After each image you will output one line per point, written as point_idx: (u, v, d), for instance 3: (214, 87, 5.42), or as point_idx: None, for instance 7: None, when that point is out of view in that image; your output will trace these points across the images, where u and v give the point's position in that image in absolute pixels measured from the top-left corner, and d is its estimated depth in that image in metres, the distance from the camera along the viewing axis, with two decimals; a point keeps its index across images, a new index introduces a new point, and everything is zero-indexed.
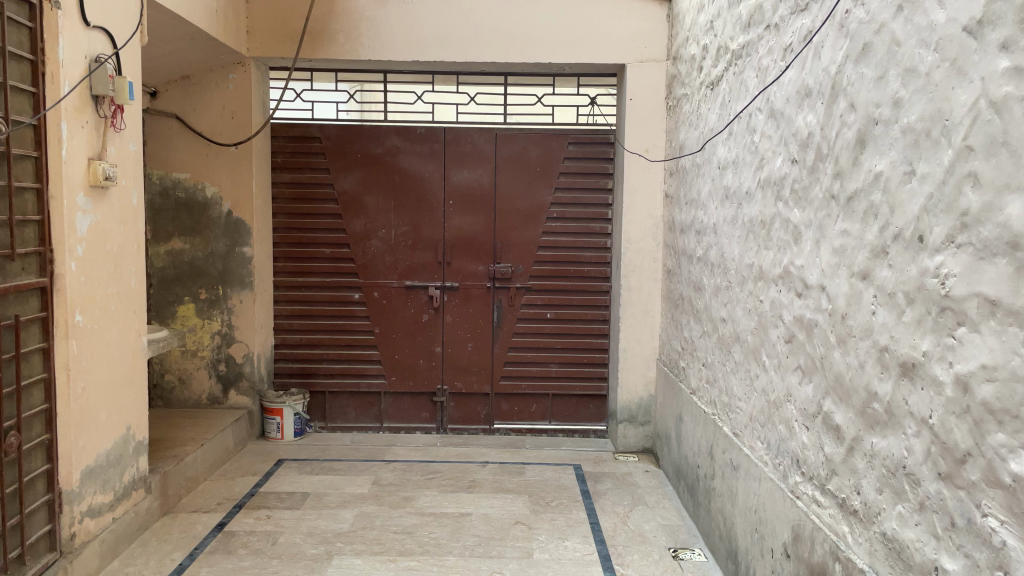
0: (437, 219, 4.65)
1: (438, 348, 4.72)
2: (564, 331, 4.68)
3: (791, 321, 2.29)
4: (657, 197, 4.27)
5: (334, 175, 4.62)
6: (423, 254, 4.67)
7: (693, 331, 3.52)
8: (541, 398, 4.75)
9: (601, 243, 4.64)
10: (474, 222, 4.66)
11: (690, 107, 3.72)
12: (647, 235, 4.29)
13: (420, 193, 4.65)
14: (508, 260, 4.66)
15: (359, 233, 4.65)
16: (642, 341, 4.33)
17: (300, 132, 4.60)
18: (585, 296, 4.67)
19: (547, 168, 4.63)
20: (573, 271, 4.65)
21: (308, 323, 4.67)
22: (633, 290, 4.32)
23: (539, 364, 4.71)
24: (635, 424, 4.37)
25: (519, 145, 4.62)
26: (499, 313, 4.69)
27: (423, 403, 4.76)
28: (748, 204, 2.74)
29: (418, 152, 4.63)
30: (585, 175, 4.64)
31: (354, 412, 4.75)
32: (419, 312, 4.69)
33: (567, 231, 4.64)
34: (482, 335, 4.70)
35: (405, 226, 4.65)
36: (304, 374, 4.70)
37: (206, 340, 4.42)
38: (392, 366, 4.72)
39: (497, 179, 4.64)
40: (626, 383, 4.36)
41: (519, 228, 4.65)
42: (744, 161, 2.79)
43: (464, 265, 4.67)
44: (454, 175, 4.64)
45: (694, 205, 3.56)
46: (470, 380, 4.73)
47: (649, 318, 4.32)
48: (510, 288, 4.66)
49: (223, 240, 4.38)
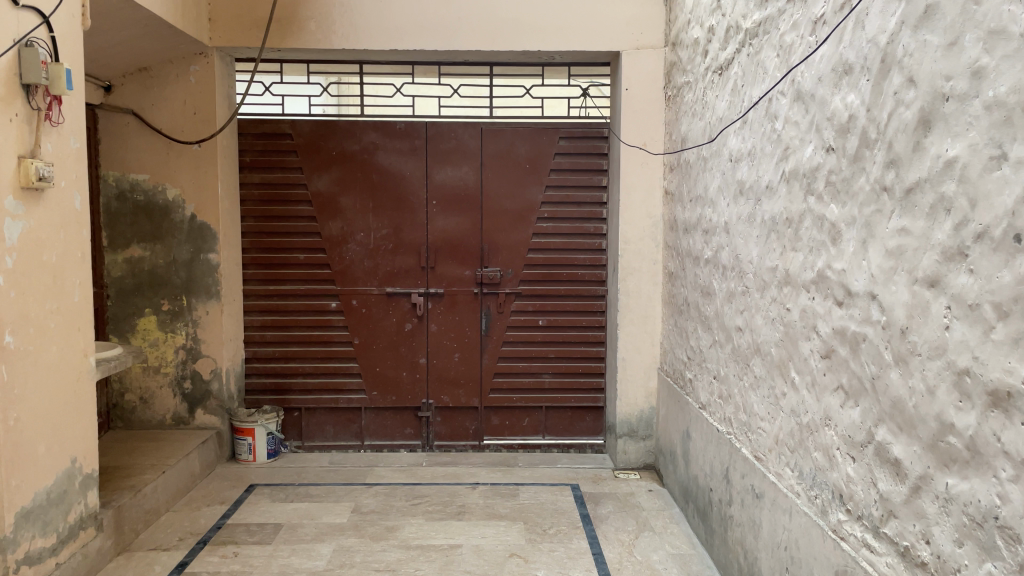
0: (419, 221, 4.33)
1: (422, 359, 4.39)
2: (557, 339, 4.37)
3: (829, 333, 1.99)
4: (656, 194, 3.96)
5: (308, 175, 4.29)
6: (405, 259, 4.34)
7: (701, 340, 3.22)
8: (533, 411, 4.43)
9: (596, 244, 4.33)
10: (459, 224, 4.33)
11: (693, 96, 3.43)
12: (646, 235, 3.99)
13: (401, 193, 4.32)
14: (496, 263, 4.34)
15: (336, 237, 4.32)
16: (642, 349, 4.03)
17: (270, 128, 4.26)
18: (579, 301, 4.36)
19: (536, 165, 4.32)
20: (566, 275, 4.34)
21: (282, 335, 4.33)
22: (632, 295, 4.01)
23: (531, 376, 4.40)
24: (636, 438, 4.07)
25: (507, 141, 4.31)
26: (487, 321, 4.36)
27: (407, 419, 4.43)
28: (768, 200, 2.44)
29: (398, 149, 4.30)
30: (578, 172, 4.33)
31: (332, 429, 4.41)
32: (401, 321, 4.37)
33: (559, 232, 4.33)
34: (469, 345, 4.38)
35: (385, 228, 4.32)
36: (279, 390, 4.36)
37: (170, 355, 4.07)
38: (374, 380, 4.39)
39: (483, 177, 4.32)
40: (626, 395, 4.05)
41: (508, 229, 4.34)
42: (763, 152, 2.49)
43: (449, 271, 4.34)
44: (438, 173, 4.31)
45: (700, 202, 3.26)
46: (457, 393, 4.40)
47: (649, 324, 4.02)
48: (499, 294, 4.34)
49: (186, 246, 4.03)
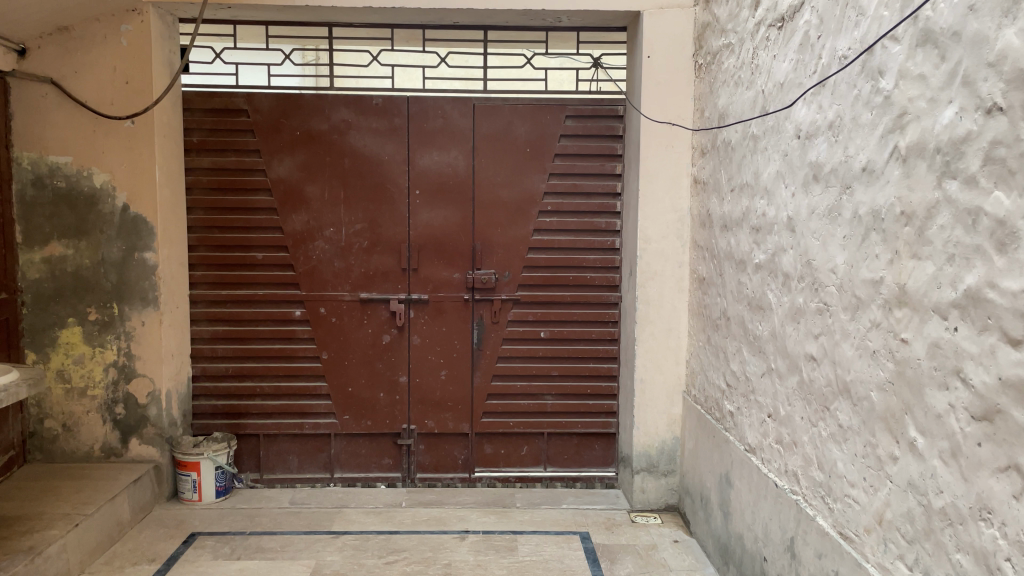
0: (399, 215, 3.65)
1: (403, 377, 3.72)
2: (562, 354, 3.70)
3: (991, 386, 1.34)
4: (683, 182, 3.30)
5: (267, 158, 3.60)
6: (383, 259, 3.66)
7: (748, 366, 2.57)
8: (533, 438, 3.76)
9: (608, 243, 3.67)
10: (447, 217, 3.66)
11: (735, 61, 2.77)
12: (670, 233, 3.32)
13: (378, 181, 3.64)
14: (490, 265, 3.67)
15: (300, 233, 3.64)
16: (664, 368, 3.37)
17: (222, 103, 3.57)
18: (588, 310, 3.70)
19: (538, 148, 3.65)
20: (573, 278, 3.67)
21: (237, 349, 3.66)
22: (652, 304, 3.35)
23: (530, 397, 3.74)
24: (656, 474, 3.41)
25: (503, 121, 3.63)
26: (480, 334, 3.70)
27: (385, 447, 3.76)
28: (864, 189, 1.79)
29: (374, 129, 3.61)
30: (587, 157, 3.66)
31: (296, 459, 3.74)
32: (378, 333, 3.69)
33: (565, 227, 3.67)
34: (458, 362, 3.71)
35: (359, 223, 3.65)
36: (233, 414, 3.69)
37: (98, 375, 3.38)
38: (345, 401, 3.71)
39: (475, 162, 3.65)
40: (644, 423, 3.39)
41: (504, 225, 3.67)
42: (857, 121, 1.83)
43: (435, 273, 3.67)
44: (421, 158, 3.64)
45: (747, 191, 2.60)
46: (444, 418, 3.73)
47: (673, 339, 3.36)
48: (494, 300, 3.67)
49: (118, 243, 3.35)
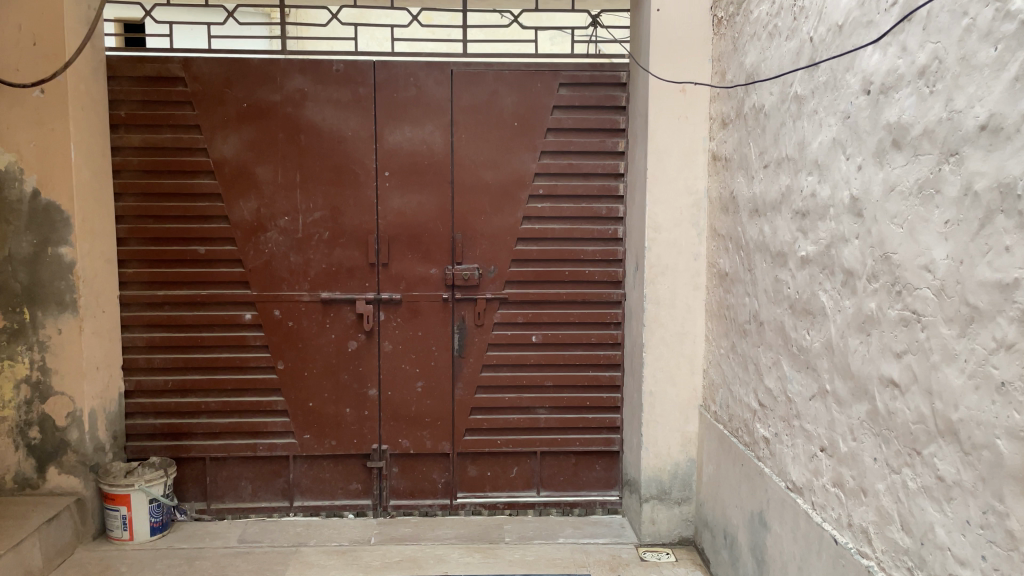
0: (365, 201, 3.12)
1: (372, 391, 3.19)
2: (556, 361, 3.20)
3: None
4: (698, 160, 2.79)
5: (209, 135, 3.07)
6: (347, 254, 3.13)
7: (791, 385, 2.07)
8: (524, 458, 3.26)
9: (609, 232, 3.16)
10: (422, 203, 3.13)
11: (768, 6, 2.25)
12: (684, 220, 2.81)
13: (340, 162, 3.10)
14: (473, 258, 3.15)
15: (250, 223, 3.11)
16: (677, 380, 2.86)
17: (155, 70, 3.04)
18: (587, 310, 3.19)
19: (528, 122, 3.12)
20: (569, 273, 3.16)
21: (177, 359, 3.13)
22: (663, 304, 2.84)
23: (520, 410, 3.23)
24: (668, 502, 2.91)
25: (486, 91, 3.10)
26: (461, 339, 3.18)
27: (353, 470, 3.23)
28: (984, 155, 1.28)
29: (335, 101, 3.08)
30: (585, 132, 3.14)
31: (248, 486, 3.21)
32: (342, 338, 3.16)
33: (560, 214, 3.15)
34: (436, 372, 3.19)
35: (319, 211, 3.11)
36: (174, 434, 3.16)
37: (7, 393, 2.85)
38: (305, 419, 3.18)
39: (453, 139, 3.12)
40: (654, 442, 2.88)
41: (488, 211, 3.14)
42: (969, 61, 1.32)
43: (408, 269, 3.15)
44: (390, 134, 3.10)
45: (787, 167, 2.10)
46: (421, 436, 3.21)
47: (687, 344, 2.85)
48: (477, 300, 3.16)
49: (28, 237, 2.80)
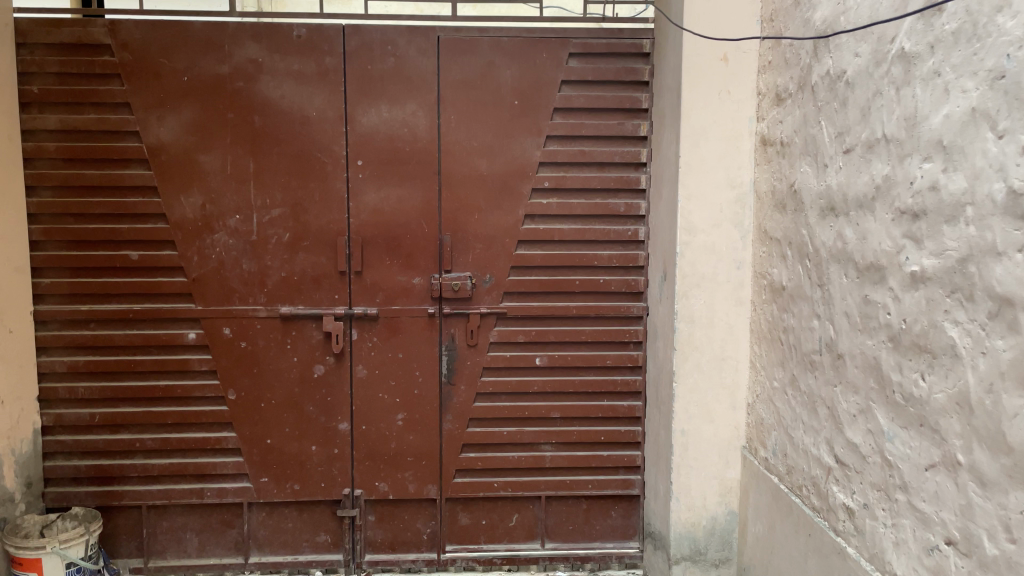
0: (333, 196, 2.57)
1: (343, 425, 2.64)
2: (565, 389, 2.66)
3: None
4: (743, 146, 2.25)
5: (142, 116, 2.51)
6: (312, 259, 2.58)
7: (892, 444, 1.54)
8: (526, 504, 2.72)
9: (629, 233, 2.62)
10: (402, 198, 2.59)
11: None
12: (724, 219, 2.28)
13: (303, 149, 2.55)
14: (464, 264, 2.62)
15: (193, 223, 2.56)
16: (715, 416, 2.33)
17: (74, 36, 2.48)
18: (601, 327, 2.66)
19: (531, 99, 2.58)
20: (580, 283, 2.63)
21: (105, 388, 2.58)
22: (699, 323, 2.31)
23: (520, 447, 2.69)
24: (704, 565, 2.38)
25: (479, 63, 2.56)
26: (450, 362, 2.64)
27: (321, 520, 2.69)
28: None
29: (296, 74, 2.53)
30: (599, 112, 2.60)
31: (194, 539, 2.67)
32: (306, 362, 2.62)
33: (569, 211, 2.61)
34: (419, 402, 2.65)
35: (278, 208, 2.57)
36: (104, 477, 2.62)
37: None
38: (263, 459, 2.64)
39: (441, 121, 2.57)
40: (686, 493, 2.35)
41: (483, 207, 2.60)
42: None
43: (386, 278, 2.60)
44: (363, 115, 2.55)
45: (887, 150, 1.56)
46: (402, 479, 2.67)
47: (728, 373, 2.32)
48: (470, 315, 2.62)
49: None
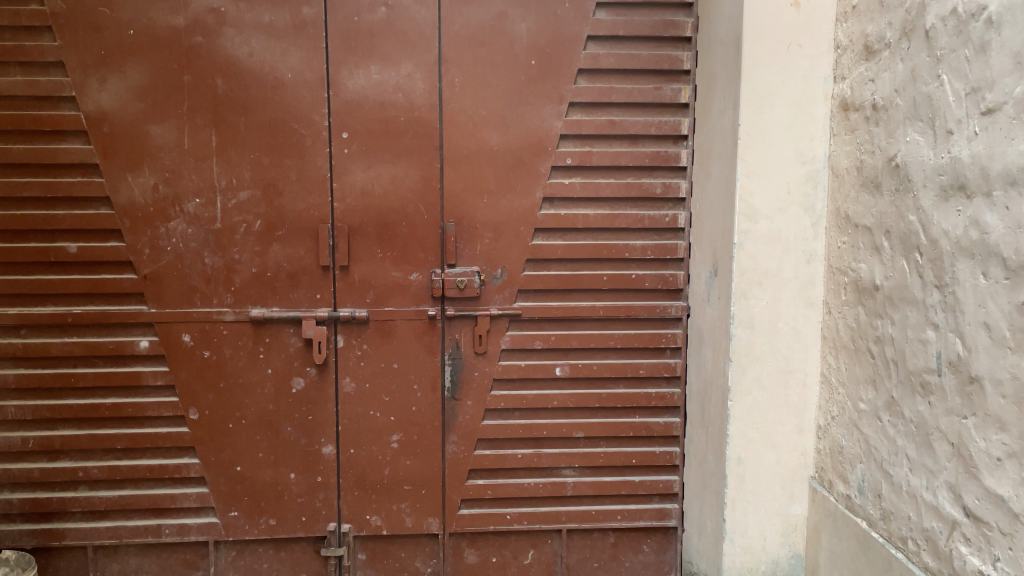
0: (313, 176, 2.14)
1: (326, 449, 2.22)
2: (590, 404, 2.25)
3: None
4: (817, 112, 1.84)
5: (79, 78, 2.06)
6: (288, 252, 2.15)
7: None
8: (544, 538, 2.31)
9: (666, 219, 2.21)
10: (396, 178, 2.16)
11: None
12: (793, 202, 1.86)
13: (276, 119, 2.11)
14: (470, 257, 2.20)
15: (144, 208, 2.12)
16: (777, 441, 1.93)
17: None
18: (633, 331, 2.25)
19: (552, 58, 2.15)
20: (609, 278, 2.21)
21: (40, 407, 2.15)
22: (760, 329, 1.90)
23: (537, 472, 2.29)
24: None
25: (489, 14, 2.12)
26: (454, 373, 2.23)
27: (301, 560, 2.27)
28: None
29: (266, 28, 2.09)
30: (631, 75, 2.18)
31: None
32: (283, 374, 2.19)
33: (596, 194, 2.19)
34: (418, 421, 2.23)
35: (246, 190, 2.13)
36: (42, 514, 2.19)
37: None
38: (232, 490, 2.21)
39: (443, 85, 2.14)
40: (742, 533, 1.95)
41: (494, 189, 2.18)
42: None
43: (378, 274, 2.18)
44: (350, 78, 2.12)
45: None
46: (399, 512, 2.26)
47: (794, 389, 1.92)
48: (478, 317, 2.20)
49: None
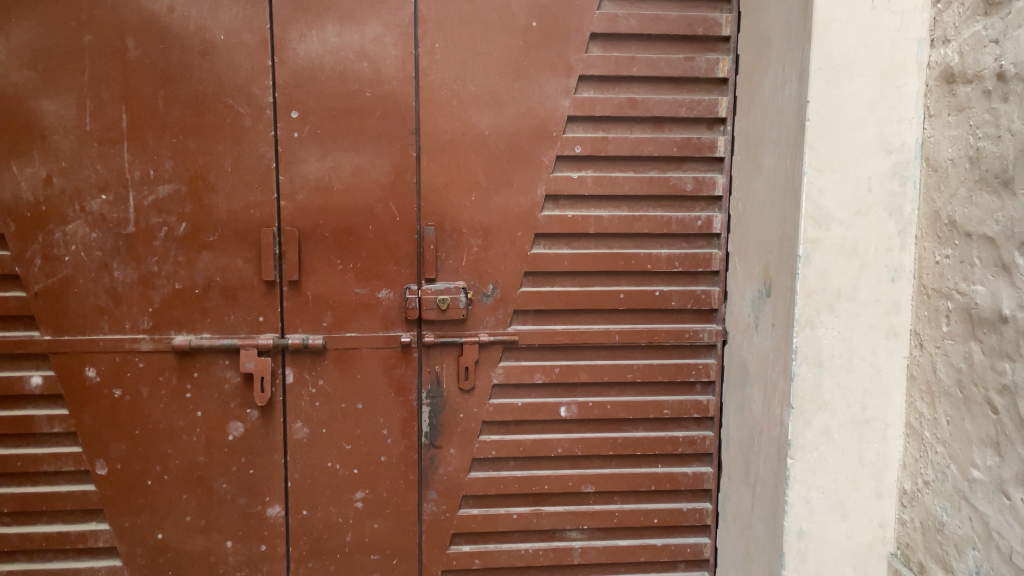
0: (254, 167, 1.68)
1: (271, 510, 1.77)
2: (602, 453, 1.82)
3: None
4: (908, 87, 1.41)
5: None
6: (222, 263, 1.69)
7: None
8: None
9: (698, 223, 1.78)
10: (360, 169, 1.70)
11: None
12: (875, 203, 1.43)
13: (205, 93, 1.65)
14: (454, 270, 1.75)
15: (33, 206, 1.64)
16: (849, 509, 1.50)
17: None
18: (655, 361, 1.82)
19: (557, 20, 1.70)
20: (626, 297, 1.78)
21: None
22: (831, 367, 1.46)
23: (537, 536, 1.85)
24: None
25: None
26: (434, 416, 1.78)
27: None
28: None
29: None
30: (656, 43, 1.74)
31: None
32: (215, 417, 1.73)
33: (612, 191, 1.76)
34: (388, 475, 1.78)
35: (167, 183, 1.67)
36: None
37: None
38: (151, 564, 1.75)
39: (419, 51, 1.69)
40: None
41: (484, 184, 1.73)
42: None
43: (337, 291, 1.72)
44: (300, 41, 1.66)
45: None
46: None
47: (870, 443, 1.49)
48: (464, 345, 1.76)
49: None
